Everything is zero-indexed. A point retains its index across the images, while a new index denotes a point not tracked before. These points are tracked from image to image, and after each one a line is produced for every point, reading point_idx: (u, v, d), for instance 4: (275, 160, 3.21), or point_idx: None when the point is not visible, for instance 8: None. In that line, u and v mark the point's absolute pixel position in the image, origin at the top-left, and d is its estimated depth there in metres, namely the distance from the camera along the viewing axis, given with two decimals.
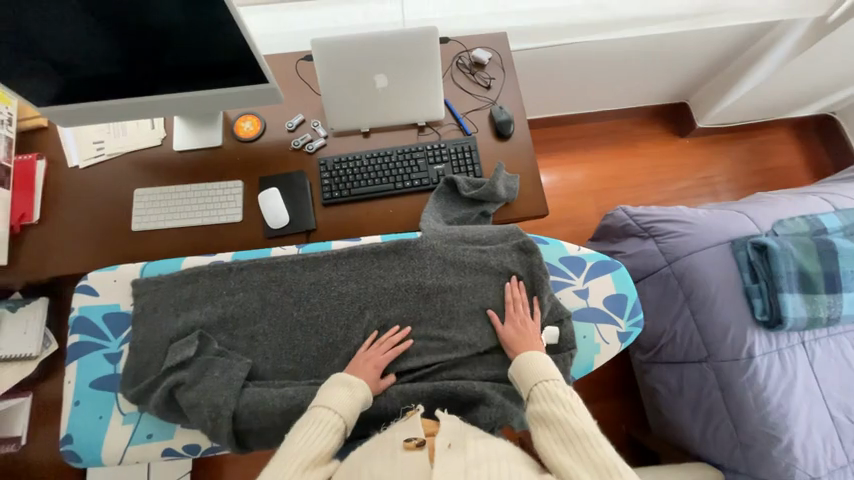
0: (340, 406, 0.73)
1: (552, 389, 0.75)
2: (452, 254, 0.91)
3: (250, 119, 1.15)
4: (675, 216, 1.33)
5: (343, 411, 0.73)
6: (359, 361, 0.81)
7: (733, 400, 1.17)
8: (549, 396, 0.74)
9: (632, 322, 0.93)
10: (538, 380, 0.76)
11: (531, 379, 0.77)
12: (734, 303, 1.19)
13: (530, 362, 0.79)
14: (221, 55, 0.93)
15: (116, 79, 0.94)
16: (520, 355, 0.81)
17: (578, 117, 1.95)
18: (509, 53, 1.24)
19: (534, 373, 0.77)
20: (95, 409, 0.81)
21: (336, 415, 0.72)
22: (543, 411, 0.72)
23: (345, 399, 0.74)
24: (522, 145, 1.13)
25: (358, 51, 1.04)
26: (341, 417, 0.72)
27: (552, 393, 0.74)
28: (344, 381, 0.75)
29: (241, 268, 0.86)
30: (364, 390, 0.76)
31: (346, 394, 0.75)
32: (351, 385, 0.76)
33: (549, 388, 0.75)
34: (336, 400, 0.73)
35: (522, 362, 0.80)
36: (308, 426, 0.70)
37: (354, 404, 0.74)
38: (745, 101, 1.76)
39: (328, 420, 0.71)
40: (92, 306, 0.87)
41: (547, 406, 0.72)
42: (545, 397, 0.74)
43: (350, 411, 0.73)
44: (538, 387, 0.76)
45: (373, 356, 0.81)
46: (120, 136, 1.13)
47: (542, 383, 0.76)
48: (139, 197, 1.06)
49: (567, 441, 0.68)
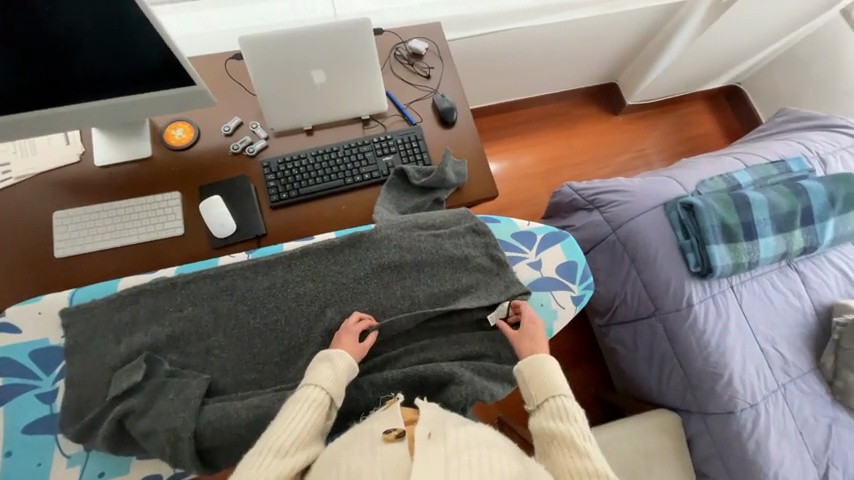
0: (323, 380, 0.71)
1: (567, 408, 0.72)
2: (408, 241, 0.90)
3: (182, 126, 1.09)
4: (614, 187, 1.43)
5: (328, 385, 0.71)
6: (340, 337, 0.79)
7: (680, 348, 1.28)
8: (563, 415, 0.71)
9: (583, 286, 0.96)
10: (548, 395, 0.74)
11: (545, 391, 0.75)
12: (672, 259, 1.30)
13: (545, 371, 0.77)
14: (139, 60, 0.86)
15: (15, 92, 0.85)
16: (527, 359, 0.78)
17: (520, 102, 2.03)
18: (444, 42, 1.26)
19: (548, 386, 0.75)
20: (31, 456, 0.72)
21: (321, 391, 0.70)
22: (555, 427, 0.70)
23: (327, 373, 0.72)
24: (466, 130, 1.17)
25: (291, 48, 1.01)
26: (328, 393, 0.71)
27: (563, 413, 0.72)
28: (325, 356, 0.74)
29: (188, 282, 0.81)
30: (344, 360, 0.74)
31: (329, 368, 0.73)
32: (334, 364, 0.73)
33: (560, 407, 0.72)
34: (321, 376, 0.72)
35: (536, 364, 0.78)
36: (294, 406, 0.68)
37: (339, 376, 0.73)
38: (665, 77, 1.93)
39: (312, 397, 0.69)
40: (15, 345, 0.77)
41: (560, 425, 0.70)
42: (557, 414, 0.72)
43: (335, 384, 0.72)
44: (551, 403, 0.73)
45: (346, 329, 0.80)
46: (28, 154, 1.02)
47: (557, 397, 0.73)
48: (61, 220, 0.97)
49: (577, 468, 0.65)
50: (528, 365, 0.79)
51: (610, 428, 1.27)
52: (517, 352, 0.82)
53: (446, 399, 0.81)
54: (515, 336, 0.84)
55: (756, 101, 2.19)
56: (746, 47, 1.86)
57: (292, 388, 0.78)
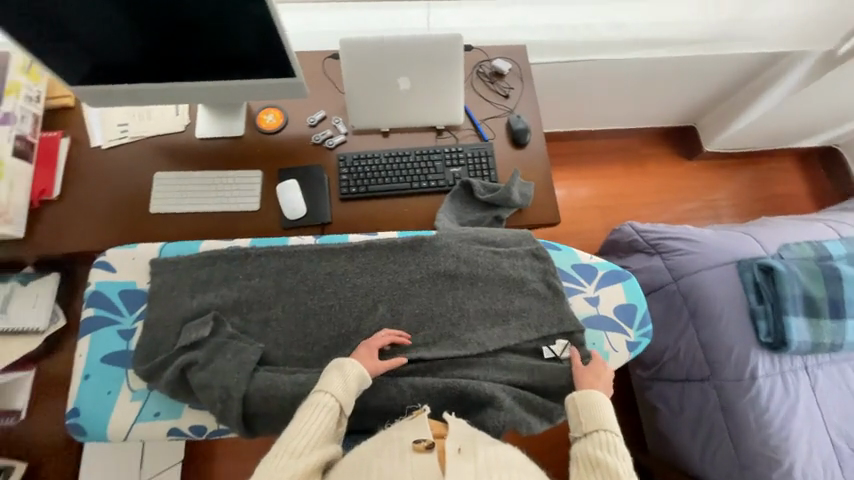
0: (333, 388, 0.73)
1: (615, 442, 0.72)
2: (466, 253, 0.91)
3: (273, 112, 1.18)
4: (682, 234, 1.36)
5: (340, 394, 0.73)
6: (359, 349, 0.80)
7: (734, 420, 1.17)
8: (610, 448, 0.72)
9: (640, 332, 0.89)
10: (598, 426, 0.73)
11: (594, 422, 0.74)
12: (739, 323, 1.20)
13: (597, 403, 0.76)
14: (252, 49, 0.96)
15: (147, 64, 0.97)
16: (584, 393, 0.77)
17: (589, 133, 1.98)
18: (527, 64, 1.27)
19: (599, 418, 0.74)
20: (104, 384, 0.79)
21: (333, 398, 0.72)
22: (603, 459, 0.70)
23: (337, 381, 0.73)
24: (536, 154, 1.17)
25: (384, 53, 1.08)
26: (337, 400, 0.72)
27: (610, 446, 0.72)
28: (337, 365, 0.75)
29: (259, 255, 0.87)
30: (355, 369, 0.75)
31: (340, 376, 0.74)
32: (346, 377, 0.74)
33: (608, 440, 0.72)
34: (331, 384, 0.73)
35: (590, 398, 0.76)
36: (308, 412, 0.71)
37: (349, 385, 0.73)
38: (752, 128, 1.81)
39: (324, 404, 0.71)
40: (108, 282, 0.86)
41: (607, 458, 0.70)
42: (605, 446, 0.72)
43: (344, 392, 0.73)
44: (600, 435, 0.73)
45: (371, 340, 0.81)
46: (145, 119, 1.15)
47: (606, 431, 0.73)
48: (161, 181, 1.09)
49: None
50: (582, 396, 0.77)
51: None
52: (577, 383, 0.81)
53: (483, 419, 0.79)
54: (580, 368, 0.82)
55: None
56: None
57: None
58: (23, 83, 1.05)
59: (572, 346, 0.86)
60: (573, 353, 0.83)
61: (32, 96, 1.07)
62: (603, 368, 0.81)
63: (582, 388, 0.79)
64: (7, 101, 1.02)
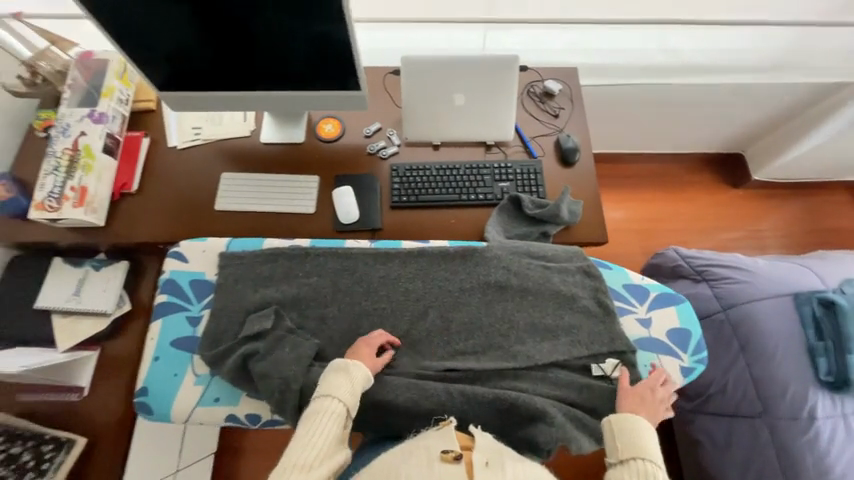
0: (339, 392, 0.74)
1: (654, 474, 0.69)
2: (516, 266, 0.92)
3: (332, 122, 1.25)
4: (732, 262, 1.32)
5: (346, 398, 0.74)
6: (355, 350, 0.81)
7: (789, 463, 1.11)
8: (648, 479, 0.69)
9: (695, 358, 0.87)
10: (635, 454, 0.71)
11: (631, 449, 0.72)
12: (796, 359, 1.15)
13: (634, 428, 0.73)
14: (323, 64, 1.03)
15: (229, 74, 1.07)
16: (618, 417, 0.74)
17: (630, 156, 1.97)
18: (578, 86, 1.30)
19: (636, 446, 0.71)
20: (171, 366, 0.85)
21: (339, 402, 0.74)
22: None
23: (343, 386, 0.75)
24: (584, 173, 1.18)
25: (443, 71, 1.13)
26: (343, 405, 0.74)
27: (648, 476, 0.69)
28: (341, 368, 0.76)
29: (318, 255, 0.92)
30: (360, 371, 0.76)
31: (345, 379, 0.75)
32: (352, 379, 0.76)
33: (646, 471, 0.70)
34: (337, 389, 0.75)
35: (628, 422, 0.74)
36: (315, 419, 0.72)
37: (354, 387, 0.75)
38: (807, 158, 1.75)
39: (330, 408, 0.73)
40: (180, 271, 0.92)
41: None
42: (642, 476, 0.69)
43: (351, 395, 0.74)
44: (637, 464, 0.70)
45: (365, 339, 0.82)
46: (216, 124, 1.25)
47: (645, 460, 0.70)
48: (227, 182, 1.17)
49: None
50: (618, 420, 0.75)
51: None
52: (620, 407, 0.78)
53: (532, 433, 0.78)
54: (624, 389, 0.80)
55: None
56: None
57: (389, 375, 0.82)
58: (117, 87, 1.17)
59: (622, 365, 0.84)
60: (620, 371, 0.83)
61: (123, 99, 1.18)
62: (651, 393, 0.78)
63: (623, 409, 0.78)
64: (103, 102, 1.14)
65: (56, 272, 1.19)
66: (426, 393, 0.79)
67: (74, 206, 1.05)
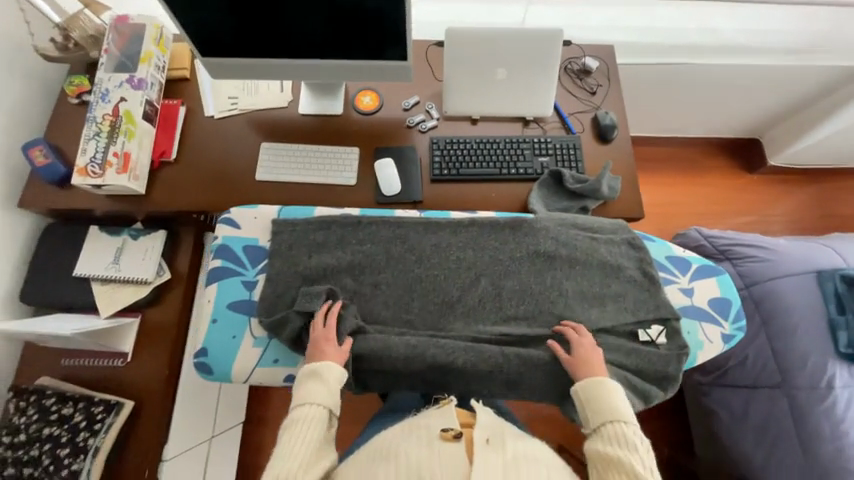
0: (316, 397, 0.76)
1: (626, 433, 0.73)
2: (565, 237, 0.94)
3: (370, 94, 1.24)
4: (756, 242, 1.35)
5: (325, 400, 0.76)
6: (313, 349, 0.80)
7: (806, 429, 1.17)
8: (620, 440, 0.72)
9: (735, 325, 0.91)
10: (605, 420, 0.74)
11: (600, 415, 0.75)
12: (817, 333, 1.20)
13: (598, 394, 0.76)
14: (370, 33, 1.02)
15: (273, 41, 1.05)
16: (582, 385, 0.77)
17: (651, 139, 1.99)
18: (615, 63, 1.30)
19: (604, 411, 0.75)
20: (230, 328, 0.87)
21: (319, 406, 0.76)
22: (611, 453, 0.71)
23: (319, 389, 0.76)
24: (622, 149, 1.19)
25: (487, 44, 1.12)
26: (323, 407, 0.76)
27: (619, 437, 0.72)
28: (313, 374, 0.77)
29: (370, 223, 0.93)
30: (332, 373, 0.77)
31: (319, 384, 0.76)
32: (324, 381, 0.77)
33: (617, 432, 0.73)
34: (313, 394, 0.76)
35: (593, 392, 0.77)
36: (295, 427, 0.74)
37: (330, 389, 0.77)
38: (825, 143, 1.78)
39: (310, 414, 0.75)
40: (233, 237, 0.93)
41: (617, 450, 0.71)
42: (614, 439, 0.73)
43: (328, 397, 0.76)
44: (607, 427, 0.74)
45: (321, 335, 0.81)
46: (253, 94, 1.23)
47: (615, 423, 0.73)
48: (266, 152, 1.17)
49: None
50: (582, 389, 0.78)
51: None
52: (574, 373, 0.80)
53: None
54: (568, 360, 0.80)
55: None
56: None
57: (446, 338, 0.84)
58: (154, 53, 1.15)
59: (665, 330, 0.88)
60: (567, 330, 0.83)
61: (160, 66, 1.16)
62: (593, 354, 0.80)
63: (580, 377, 0.79)
64: (141, 67, 1.12)
65: (93, 240, 1.19)
66: (483, 355, 0.82)
67: (118, 172, 1.05)
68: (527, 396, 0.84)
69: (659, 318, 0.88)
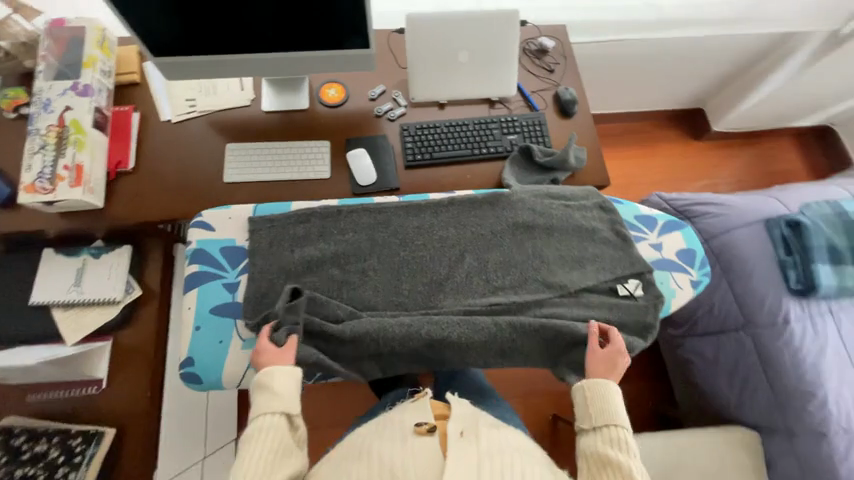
0: (269, 405, 0.72)
1: (624, 437, 0.75)
2: (541, 207, 0.98)
3: (335, 87, 1.23)
4: (710, 200, 1.46)
5: (277, 407, 0.72)
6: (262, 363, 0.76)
7: (771, 364, 1.28)
8: (619, 443, 0.74)
9: (702, 271, 0.98)
10: (606, 422, 0.76)
11: (603, 417, 0.76)
12: (770, 275, 1.31)
13: (605, 395, 0.78)
14: (329, 22, 1.01)
15: (228, 36, 1.02)
16: (593, 383, 0.79)
17: (607, 115, 2.09)
18: (569, 42, 1.36)
19: (607, 413, 0.76)
20: (215, 333, 0.83)
21: (273, 415, 0.71)
22: (608, 453, 0.73)
23: (272, 396, 0.72)
24: (584, 122, 1.25)
25: (446, 28, 1.14)
26: (279, 413, 0.71)
27: (618, 440, 0.74)
28: (262, 384, 0.73)
29: (351, 212, 0.93)
30: (283, 372, 0.74)
31: (270, 391, 0.72)
32: (274, 389, 0.72)
33: (616, 436, 0.75)
34: (266, 403, 0.72)
35: (606, 393, 0.78)
36: (252, 441, 0.69)
37: (283, 392, 0.73)
38: (760, 106, 1.94)
39: (266, 424, 0.70)
40: (208, 240, 0.90)
41: (617, 453, 0.73)
42: (613, 441, 0.74)
43: (282, 400, 0.72)
44: (608, 430, 0.75)
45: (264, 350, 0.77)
46: (211, 94, 1.19)
47: (617, 426, 0.75)
48: (232, 153, 1.13)
49: None
50: (590, 389, 0.79)
51: (684, 433, 1.28)
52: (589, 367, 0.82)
53: (575, 352, 0.86)
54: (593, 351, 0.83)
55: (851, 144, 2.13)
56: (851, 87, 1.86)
57: (439, 315, 0.85)
58: (98, 57, 1.08)
59: (641, 283, 0.93)
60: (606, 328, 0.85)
61: (105, 71, 1.10)
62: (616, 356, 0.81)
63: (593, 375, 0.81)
64: (85, 73, 1.05)
65: (49, 264, 1.10)
66: (476, 326, 0.84)
67: (71, 185, 0.97)
68: (522, 362, 0.87)
69: (634, 273, 0.94)
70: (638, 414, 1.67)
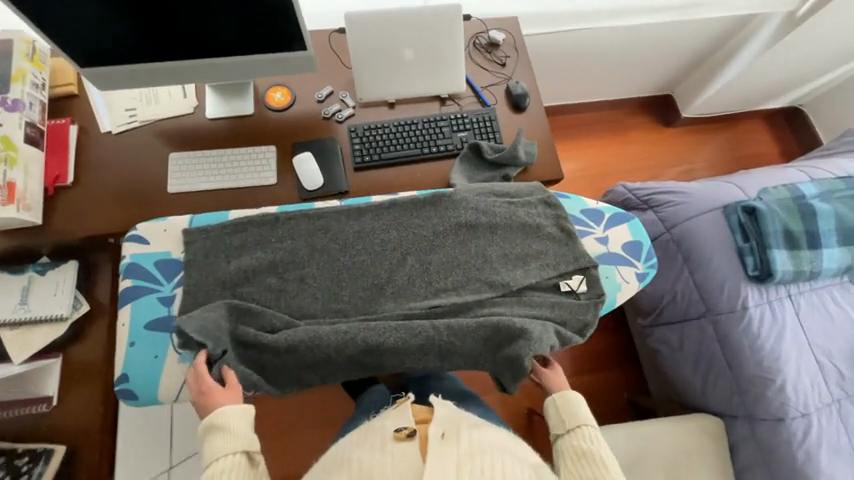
0: (223, 448, 0.70)
1: (593, 432, 0.83)
2: (485, 206, 0.97)
3: (281, 90, 1.21)
4: (672, 188, 1.45)
5: (234, 447, 0.70)
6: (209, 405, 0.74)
7: (730, 349, 1.28)
8: (592, 438, 0.82)
9: (647, 264, 0.99)
10: (578, 422, 0.84)
11: (575, 418, 0.84)
12: (728, 262, 1.31)
13: (574, 400, 0.86)
14: (260, 27, 0.99)
15: (157, 44, 0.99)
16: (563, 393, 0.87)
17: (575, 106, 2.07)
18: (520, 34, 1.34)
19: (577, 415, 0.84)
20: (151, 349, 0.83)
21: (229, 456, 0.69)
22: (584, 449, 0.80)
23: (227, 436, 0.70)
24: (536, 116, 1.24)
25: (387, 26, 1.12)
26: (235, 454, 0.70)
27: (591, 436, 0.82)
28: (213, 426, 0.71)
29: (288, 219, 0.91)
30: (235, 411, 0.73)
31: (224, 432, 0.71)
32: (229, 428, 0.71)
33: (589, 433, 0.83)
34: (221, 444, 0.70)
35: (570, 396, 0.87)
36: None
37: (237, 429, 0.71)
38: (726, 91, 1.93)
39: (224, 467, 0.68)
40: (142, 254, 0.89)
41: (591, 447, 0.80)
42: (586, 438, 0.82)
43: (238, 438, 0.71)
44: (581, 429, 0.83)
45: (208, 395, 0.75)
46: (152, 103, 1.16)
47: (587, 424, 0.83)
48: (174, 162, 1.11)
49: None
50: (562, 397, 0.87)
51: (650, 423, 1.28)
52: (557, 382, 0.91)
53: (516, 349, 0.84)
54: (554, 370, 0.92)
55: (818, 123, 2.13)
56: (813, 67, 1.86)
57: (377, 321, 0.85)
58: (29, 70, 1.05)
59: (585, 279, 0.93)
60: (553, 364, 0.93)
61: (38, 84, 1.07)
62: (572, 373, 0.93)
63: (563, 389, 0.89)
64: (14, 87, 1.02)
65: None
66: (413, 331, 0.83)
67: (3, 203, 0.96)
68: (462, 364, 0.87)
69: (578, 269, 0.94)
70: (611, 405, 1.66)
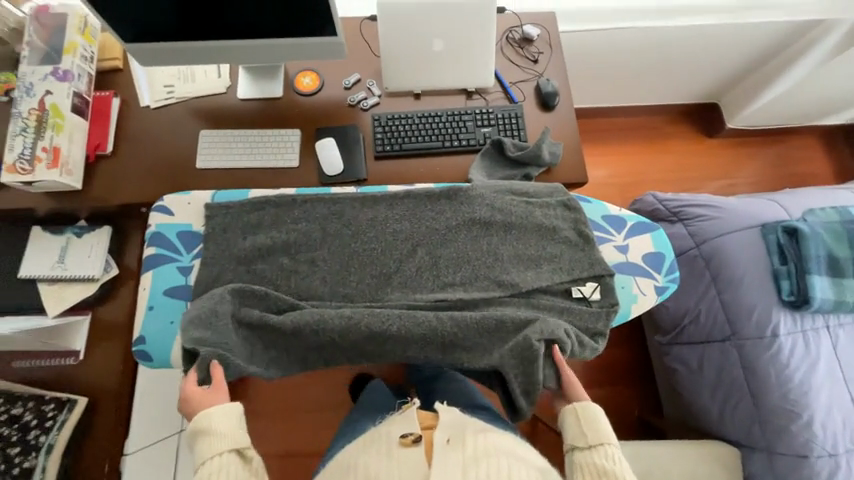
0: (212, 449, 0.73)
1: (616, 451, 0.79)
2: (500, 203, 0.95)
3: (310, 75, 1.22)
4: (705, 201, 1.36)
5: (224, 446, 0.74)
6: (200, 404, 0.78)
7: (754, 377, 1.21)
8: (613, 458, 0.78)
9: (668, 277, 0.95)
10: (601, 440, 0.79)
11: (598, 435, 0.80)
12: (761, 284, 1.23)
13: (597, 415, 0.82)
14: (293, 11, 1.00)
15: (196, 24, 1.03)
16: (586, 405, 0.82)
17: (609, 109, 1.99)
18: (556, 30, 1.29)
19: (601, 433, 0.80)
20: (166, 315, 0.88)
21: (221, 455, 0.73)
22: (605, 469, 0.77)
23: (215, 437, 0.74)
24: (564, 115, 1.19)
25: (418, 14, 1.11)
26: (225, 453, 0.73)
27: (613, 456, 0.78)
28: (202, 428, 0.74)
29: (304, 202, 0.93)
30: (222, 410, 0.76)
31: (211, 433, 0.74)
32: (215, 429, 0.74)
33: (611, 452, 0.79)
34: (209, 446, 0.73)
35: (590, 410, 0.82)
36: None
37: (225, 428, 0.75)
38: (777, 102, 1.80)
39: (214, 467, 0.72)
40: (166, 224, 0.94)
41: (614, 467, 0.76)
42: (609, 457, 0.78)
43: (225, 439, 0.74)
44: (603, 448, 0.79)
45: (197, 400, 0.77)
46: (188, 81, 1.21)
47: (611, 443, 0.79)
48: (203, 139, 1.15)
49: None
50: (586, 411, 0.82)
51: (659, 444, 1.22)
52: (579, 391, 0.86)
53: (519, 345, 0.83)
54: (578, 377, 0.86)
55: None
56: None
57: (381, 308, 0.85)
58: (79, 43, 1.12)
59: (598, 287, 0.90)
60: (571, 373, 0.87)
61: (86, 56, 1.14)
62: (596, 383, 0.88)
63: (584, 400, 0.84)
64: (65, 59, 1.09)
65: (35, 240, 1.16)
66: (417, 320, 0.83)
67: (48, 167, 1.03)
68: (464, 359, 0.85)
69: (592, 275, 0.91)
70: (620, 422, 1.60)
